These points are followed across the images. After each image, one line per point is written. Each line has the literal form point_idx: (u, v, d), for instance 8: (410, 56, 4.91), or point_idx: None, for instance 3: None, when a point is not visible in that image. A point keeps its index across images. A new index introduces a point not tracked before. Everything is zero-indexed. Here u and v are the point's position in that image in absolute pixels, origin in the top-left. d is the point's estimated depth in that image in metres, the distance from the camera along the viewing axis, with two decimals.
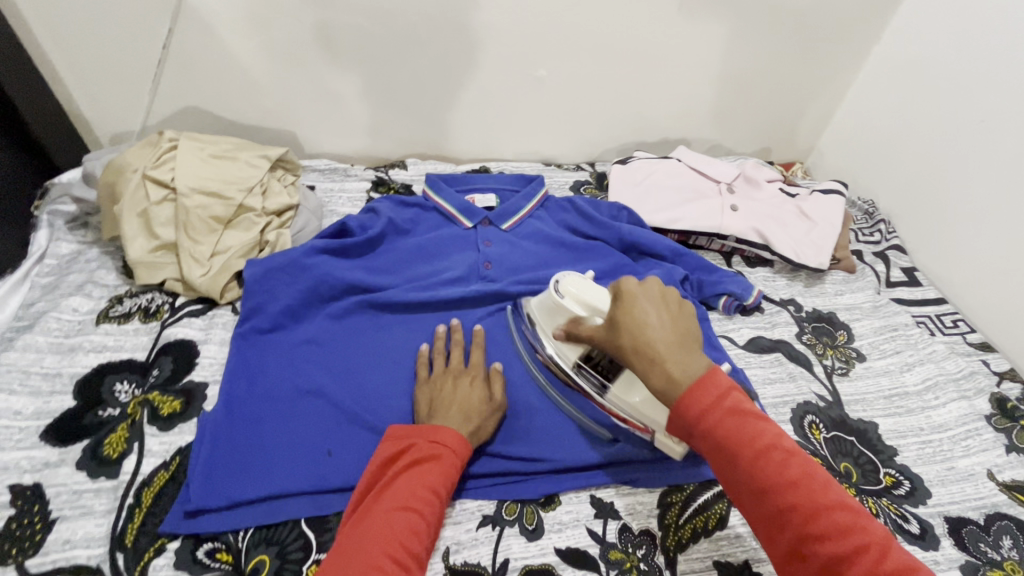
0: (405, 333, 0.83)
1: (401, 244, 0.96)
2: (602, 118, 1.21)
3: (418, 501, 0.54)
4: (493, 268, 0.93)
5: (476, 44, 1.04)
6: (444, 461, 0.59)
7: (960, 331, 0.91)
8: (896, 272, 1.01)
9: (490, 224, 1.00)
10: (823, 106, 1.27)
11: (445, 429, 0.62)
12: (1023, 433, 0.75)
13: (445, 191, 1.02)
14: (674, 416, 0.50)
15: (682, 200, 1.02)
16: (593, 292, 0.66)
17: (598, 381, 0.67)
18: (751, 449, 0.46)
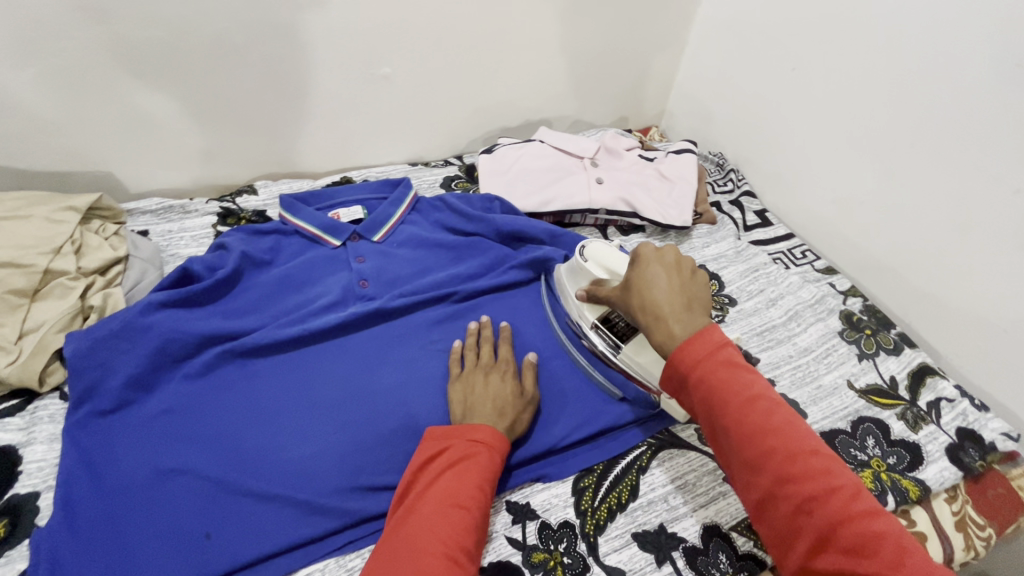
0: (282, 376, 0.74)
1: (263, 277, 0.86)
2: (461, 109, 1.18)
3: (467, 497, 0.56)
4: (371, 284, 0.87)
5: (304, 48, 0.95)
6: (486, 455, 0.60)
7: (809, 260, 1.01)
8: (751, 216, 1.09)
9: (360, 238, 0.94)
10: (666, 70, 1.34)
11: (480, 427, 0.62)
12: (868, 340, 0.85)
13: (304, 212, 0.94)
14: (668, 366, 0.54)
15: (551, 181, 1.02)
16: (615, 258, 0.71)
17: (612, 341, 0.70)
18: (744, 398, 0.50)
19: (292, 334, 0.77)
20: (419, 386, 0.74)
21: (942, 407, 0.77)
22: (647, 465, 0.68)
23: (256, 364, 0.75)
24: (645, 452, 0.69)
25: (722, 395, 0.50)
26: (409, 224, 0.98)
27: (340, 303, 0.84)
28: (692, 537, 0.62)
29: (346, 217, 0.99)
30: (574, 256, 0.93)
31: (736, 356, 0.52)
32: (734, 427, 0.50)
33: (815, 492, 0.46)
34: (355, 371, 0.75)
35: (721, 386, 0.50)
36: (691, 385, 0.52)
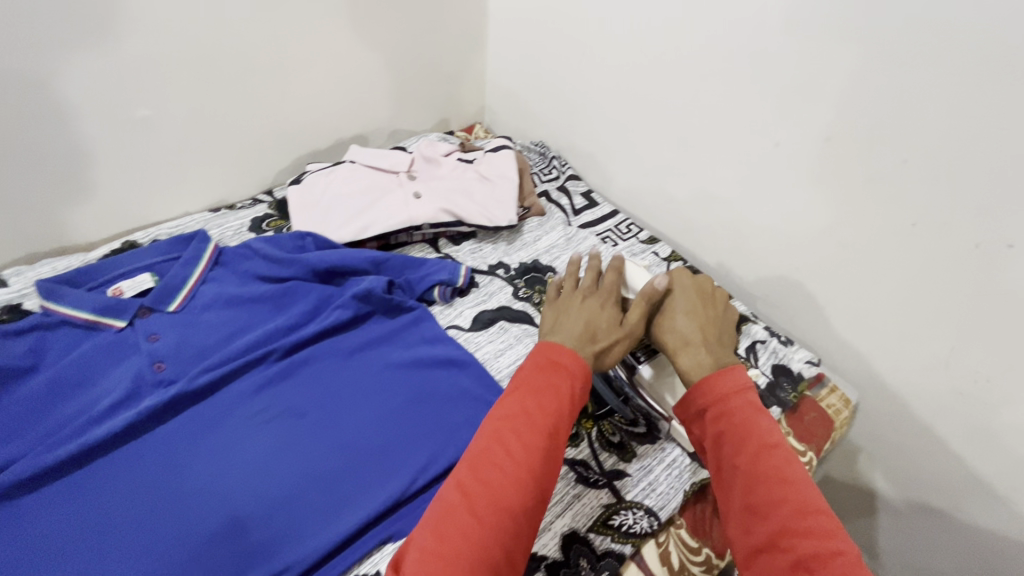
0: (56, 507, 0.61)
1: (26, 387, 0.72)
2: (256, 141, 1.06)
3: (546, 419, 0.53)
4: (169, 365, 0.75)
5: (9, 104, 0.78)
6: (565, 380, 0.57)
7: (634, 233, 1.05)
8: (578, 199, 1.11)
9: (151, 312, 0.81)
10: (474, 65, 1.32)
11: (566, 347, 0.60)
12: None
13: (70, 294, 0.78)
14: (699, 395, 0.58)
15: (368, 203, 0.96)
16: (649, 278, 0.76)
17: (630, 359, 0.74)
18: (760, 440, 0.52)
19: (66, 452, 0.64)
20: (239, 470, 0.66)
21: (759, 350, 0.84)
22: None
23: (23, 501, 0.62)
24: None
25: (739, 433, 0.53)
26: (212, 281, 0.87)
27: (132, 396, 0.72)
28: (552, 552, 0.61)
29: (132, 289, 0.85)
30: (402, 279, 0.88)
31: (759, 405, 0.56)
32: (740, 463, 0.51)
33: (818, 548, 0.44)
34: (155, 476, 0.65)
35: (736, 423, 0.54)
36: (715, 415, 0.56)
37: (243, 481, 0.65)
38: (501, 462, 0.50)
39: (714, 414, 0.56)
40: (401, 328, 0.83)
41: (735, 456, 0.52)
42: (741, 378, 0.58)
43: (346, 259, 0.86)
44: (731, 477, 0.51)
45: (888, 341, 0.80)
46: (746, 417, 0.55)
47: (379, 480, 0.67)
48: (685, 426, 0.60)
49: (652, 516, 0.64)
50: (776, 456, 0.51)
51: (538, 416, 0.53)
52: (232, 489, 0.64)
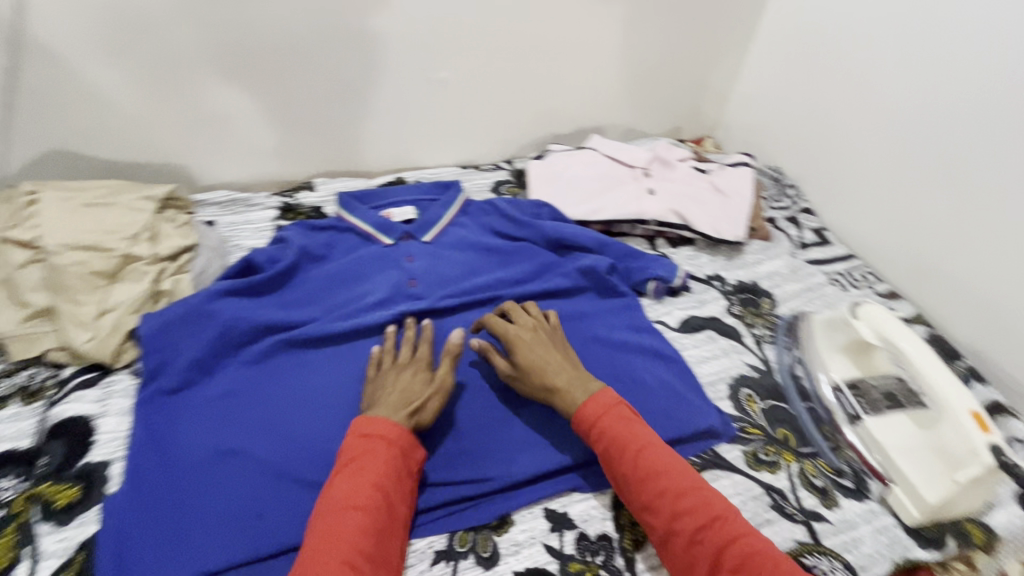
0: (331, 367, 0.76)
1: (318, 270, 0.89)
2: (514, 115, 1.19)
3: (363, 497, 0.54)
4: (419, 284, 0.87)
5: (370, 51, 0.98)
6: (381, 452, 0.57)
7: (869, 283, 0.97)
8: (808, 233, 1.06)
9: (410, 238, 0.94)
10: (723, 80, 1.31)
11: (381, 419, 0.60)
12: None
13: (359, 209, 0.94)
14: (576, 422, 0.62)
15: (602, 189, 1.02)
16: (891, 327, 0.70)
17: (853, 411, 0.72)
18: (630, 456, 0.57)
19: (343, 328, 0.79)
20: (463, 388, 0.72)
21: None
22: None
23: (308, 355, 0.77)
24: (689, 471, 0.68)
25: (617, 448, 0.58)
26: (459, 224, 0.98)
27: (388, 300, 0.85)
28: None
29: (399, 217, 1.00)
30: (623, 266, 0.91)
31: (620, 417, 0.60)
32: (628, 474, 0.57)
33: (701, 520, 0.53)
34: None
35: (613, 439, 0.59)
36: (594, 435, 0.60)
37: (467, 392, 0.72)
38: (359, 502, 0.53)
39: (589, 434, 0.61)
40: (615, 308, 0.85)
41: (623, 467, 0.58)
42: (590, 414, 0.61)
43: (576, 234, 0.92)
44: (626, 487, 0.58)
45: None
46: (618, 430, 0.59)
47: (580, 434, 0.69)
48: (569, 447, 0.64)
49: (850, 572, 0.60)
50: (655, 459, 0.57)
51: (390, 479, 0.56)
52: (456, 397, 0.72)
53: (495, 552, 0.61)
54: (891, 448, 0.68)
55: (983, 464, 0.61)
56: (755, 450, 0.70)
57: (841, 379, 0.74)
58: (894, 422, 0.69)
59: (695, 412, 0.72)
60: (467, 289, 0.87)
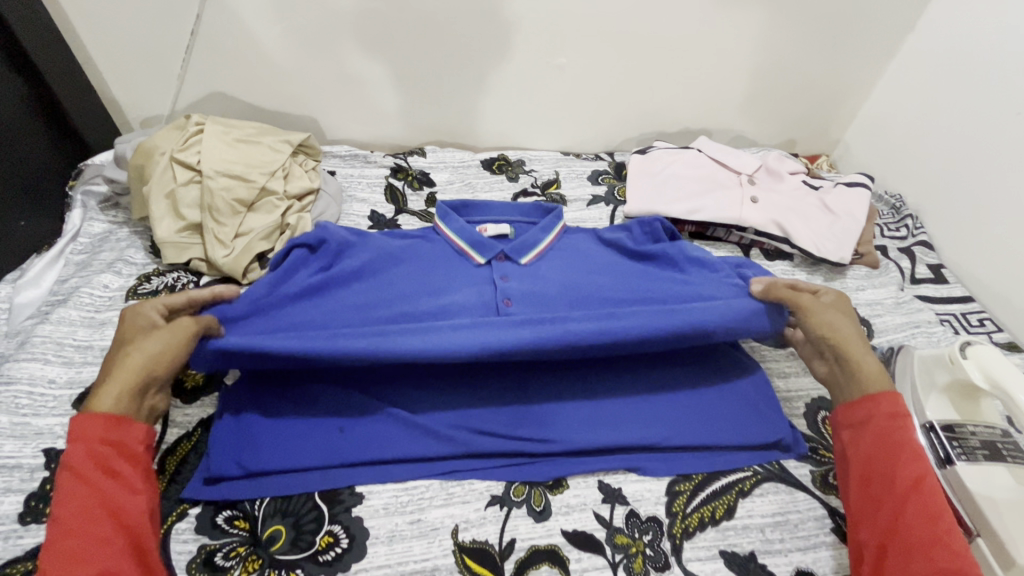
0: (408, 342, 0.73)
1: (393, 270, 0.80)
2: (622, 108, 1.21)
3: (74, 510, 0.51)
4: (516, 305, 0.75)
5: (498, 35, 1.04)
6: (77, 458, 0.53)
7: (986, 330, 0.89)
8: (921, 268, 0.98)
9: (507, 259, 0.82)
10: (852, 97, 1.24)
11: (82, 419, 0.54)
12: None
13: (454, 222, 0.85)
14: (864, 406, 0.62)
15: (703, 191, 1.00)
16: (1007, 371, 0.62)
17: (943, 453, 0.65)
18: (911, 468, 0.57)
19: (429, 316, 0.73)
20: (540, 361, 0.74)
21: None
22: (748, 491, 0.66)
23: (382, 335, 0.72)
24: (750, 478, 0.67)
25: (899, 451, 0.58)
26: (562, 242, 0.88)
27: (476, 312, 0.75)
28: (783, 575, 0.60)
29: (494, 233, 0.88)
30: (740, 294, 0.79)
31: (914, 430, 0.60)
32: (897, 477, 0.57)
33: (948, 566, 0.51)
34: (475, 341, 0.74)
35: (898, 442, 0.59)
36: (880, 429, 0.60)
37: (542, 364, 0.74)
38: (86, 513, 0.51)
39: (882, 423, 0.61)
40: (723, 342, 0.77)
41: (900, 472, 0.57)
42: (890, 404, 0.61)
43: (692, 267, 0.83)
44: (879, 484, 0.58)
45: None
46: (903, 443, 0.59)
47: (645, 416, 0.70)
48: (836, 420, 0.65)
49: None
50: (934, 488, 0.56)
51: (106, 484, 0.53)
52: (534, 366, 0.73)
53: (546, 505, 0.64)
54: (987, 501, 0.60)
55: None
56: (825, 472, 0.69)
57: (937, 420, 0.67)
58: (992, 474, 0.62)
59: (765, 427, 0.70)
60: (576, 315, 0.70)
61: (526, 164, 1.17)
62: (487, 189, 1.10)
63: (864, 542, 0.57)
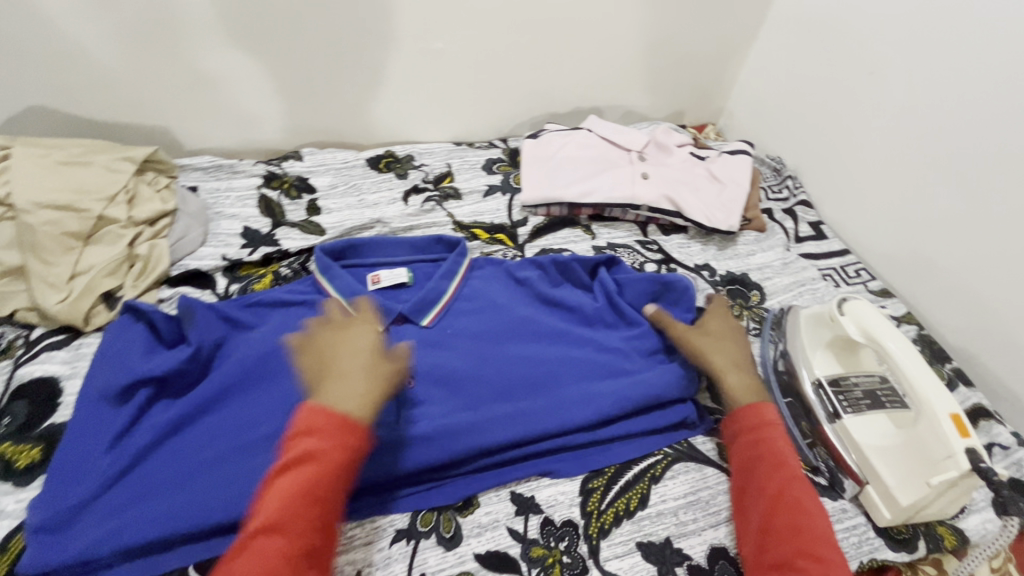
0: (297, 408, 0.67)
1: (249, 340, 0.73)
2: (510, 91, 1.16)
3: (313, 519, 0.52)
4: (419, 383, 0.70)
5: (363, 18, 0.95)
6: (318, 458, 0.53)
7: (862, 280, 0.94)
8: (804, 227, 1.03)
9: (406, 320, 0.78)
10: (729, 64, 1.27)
11: (330, 412, 0.55)
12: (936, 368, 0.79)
13: (340, 277, 0.79)
14: (734, 421, 0.65)
15: (595, 171, 0.99)
16: (879, 322, 0.65)
17: (832, 408, 0.67)
18: (775, 474, 0.58)
19: None
20: (442, 382, 0.71)
21: (993, 452, 0.69)
22: (660, 475, 0.65)
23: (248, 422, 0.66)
24: (660, 461, 0.67)
25: (763, 460, 0.60)
26: (467, 289, 0.84)
27: (383, 411, 0.67)
28: (698, 556, 0.60)
29: (388, 280, 0.83)
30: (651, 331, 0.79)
31: (783, 439, 0.62)
32: (762, 485, 0.58)
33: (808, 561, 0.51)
34: None
35: (764, 450, 0.61)
36: (748, 440, 0.62)
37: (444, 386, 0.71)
38: (291, 532, 0.51)
39: (747, 440, 0.62)
40: (636, 363, 0.75)
41: (764, 485, 0.58)
42: (757, 416, 0.64)
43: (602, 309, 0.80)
44: (750, 495, 0.59)
45: None
46: (767, 451, 0.60)
47: (559, 405, 0.67)
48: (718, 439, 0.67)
49: None
50: (799, 489, 0.57)
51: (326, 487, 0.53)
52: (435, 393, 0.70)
53: (457, 529, 0.60)
54: (871, 449, 0.63)
55: (959, 469, 0.54)
56: None
57: (824, 376, 0.70)
58: (874, 422, 0.65)
59: (670, 408, 0.70)
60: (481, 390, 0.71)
61: (415, 159, 1.10)
62: (375, 191, 1.02)
63: (747, 557, 0.56)
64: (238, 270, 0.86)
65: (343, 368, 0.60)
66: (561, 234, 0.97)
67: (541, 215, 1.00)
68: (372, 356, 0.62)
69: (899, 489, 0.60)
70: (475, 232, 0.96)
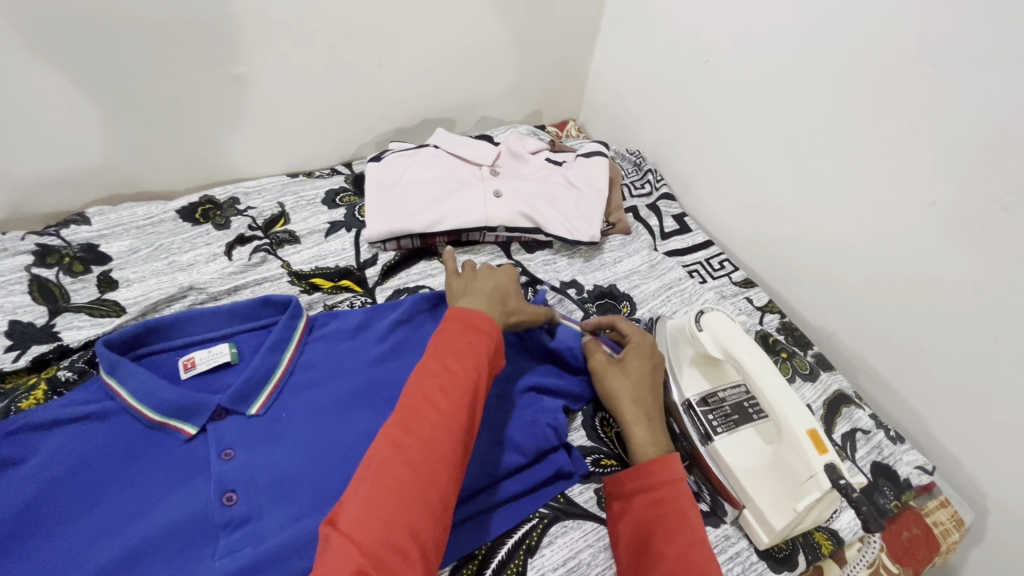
0: (81, 563, 0.54)
1: (9, 482, 0.57)
2: (343, 110, 1.04)
3: (461, 373, 0.57)
4: (242, 496, 0.58)
5: (130, 45, 0.79)
6: (481, 340, 0.61)
7: (727, 271, 0.94)
8: (668, 221, 1.01)
9: (227, 413, 0.64)
10: (579, 58, 1.23)
11: (481, 314, 0.63)
12: (801, 358, 0.78)
13: (132, 374, 0.64)
14: (636, 473, 0.59)
15: (445, 193, 0.90)
16: (734, 336, 0.62)
17: (704, 428, 0.64)
18: (679, 535, 0.53)
19: (109, 559, 0.54)
20: (273, 486, 0.60)
21: (857, 439, 0.71)
22: (536, 544, 0.59)
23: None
24: (536, 526, 0.60)
25: (666, 521, 0.54)
26: (305, 358, 0.72)
27: (194, 542, 0.56)
28: None
29: (206, 363, 0.69)
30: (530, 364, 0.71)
31: (689, 496, 0.57)
32: (666, 548, 0.52)
33: None
34: (174, 518, 0.57)
35: (668, 509, 0.55)
36: (651, 498, 0.57)
37: (274, 491, 0.59)
38: (464, 375, 0.57)
39: (651, 495, 0.57)
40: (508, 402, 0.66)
41: (666, 547, 0.52)
42: (670, 469, 0.58)
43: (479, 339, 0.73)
44: (651, 560, 0.52)
45: (995, 433, 0.71)
46: (672, 509, 0.55)
47: None
48: (611, 495, 0.60)
49: None
50: (701, 556, 0.51)
51: (460, 354, 0.59)
52: (264, 504, 0.59)
53: None
54: (743, 472, 0.60)
55: (820, 489, 0.53)
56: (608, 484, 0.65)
57: (694, 395, 0.67)
58: (744, 440, 0.62)
59: (544, 459, 0.64)
60: (323, 485, 0.61)
61: (240, 201, 0.94)
62: (188, 249, 0.86)
63: None
64: (1, 385, 0.68)
65: (488, 291, 0.68)
66: (416, 269, 0.88)
67: (393, 250, 0.89)
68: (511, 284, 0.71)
69: (773, 512, 0.57)
70: (316, 281, 0.84)
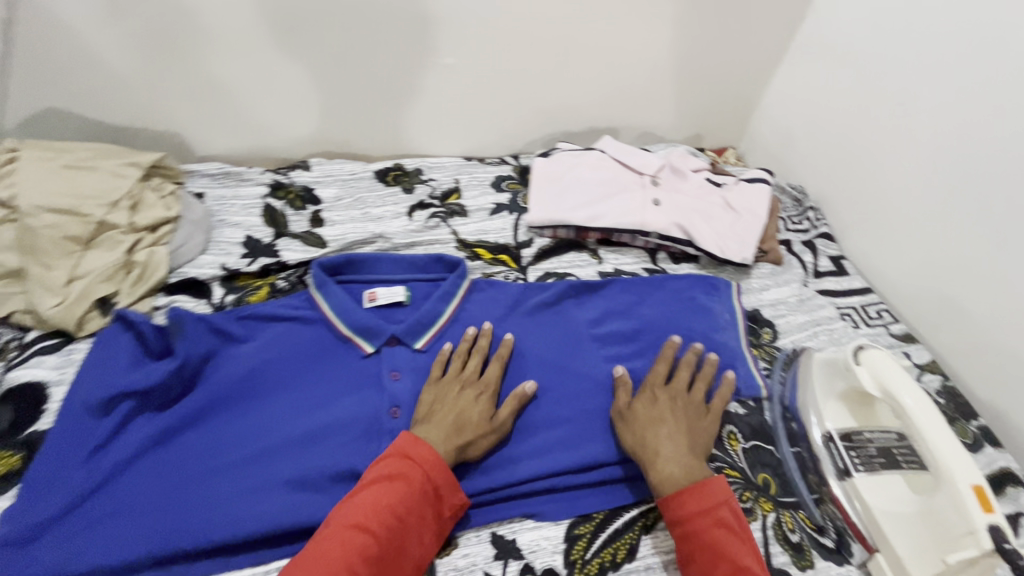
0: (282, 431, 0.67)
1: (238, 354, 0.72)
2: (523, 108, 1.14)
3: (377, 520, 0.54)
4: (405, 413, 0.68)
5: (372, 32, 0.95)
6: (414, 480, 0.58)
7: (884, 321, 0.89)
8: (824, 261, 0.98)
9: (399, 342, 0.75)
10: (753, 87, 1.23)
11: (422, 445, 0.60)
12: (960, 426, 0.73)
13: (333, 292, 0.76)
14: (670, 507, 0.58)
15: (605, 194, 0.96)
16: (899, 376, 0.60)
17: (843, 464, 0.64)
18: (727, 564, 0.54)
19: (302, 433, 0.66)
20: None
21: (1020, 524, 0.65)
22: (650, 525, 0.65)
23: (171, 477, 0.62)
24: (651, 510, 0.66)
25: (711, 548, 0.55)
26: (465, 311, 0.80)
27: (364, 439, 0.67)
28: None
29: (385, 298, 0.80)
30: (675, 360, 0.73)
31: (730, 513, 0.57)
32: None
33: None
34: (352, 415, 0.68)
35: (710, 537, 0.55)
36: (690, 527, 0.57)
37: None
38: (373, 524, 0.54)
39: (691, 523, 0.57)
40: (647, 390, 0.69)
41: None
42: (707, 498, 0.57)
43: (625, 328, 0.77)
44: None
45: None
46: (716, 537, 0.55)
47: (559, 446, 0.68)
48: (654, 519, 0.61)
49: None
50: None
51: (391, 492, 0.56)
52: None
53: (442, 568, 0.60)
54: (884, 515, 0.60)
55: (980, 547, 0.51)
56: None
57: (836, 428, 0.66)
58: (889, 484, 0.62)
59: None
60: None
61: (423, 173, 1.08)
62: (380, 204, 1.00)
63: None
64: (236, 280, 0.85)
65: (450, 418, 0.65)
66: (566, 257, 0.95)
67: (548, 237, 0.97)
68: (478, 418, 0.66)
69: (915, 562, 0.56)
70: (478, 251, 0.95)
